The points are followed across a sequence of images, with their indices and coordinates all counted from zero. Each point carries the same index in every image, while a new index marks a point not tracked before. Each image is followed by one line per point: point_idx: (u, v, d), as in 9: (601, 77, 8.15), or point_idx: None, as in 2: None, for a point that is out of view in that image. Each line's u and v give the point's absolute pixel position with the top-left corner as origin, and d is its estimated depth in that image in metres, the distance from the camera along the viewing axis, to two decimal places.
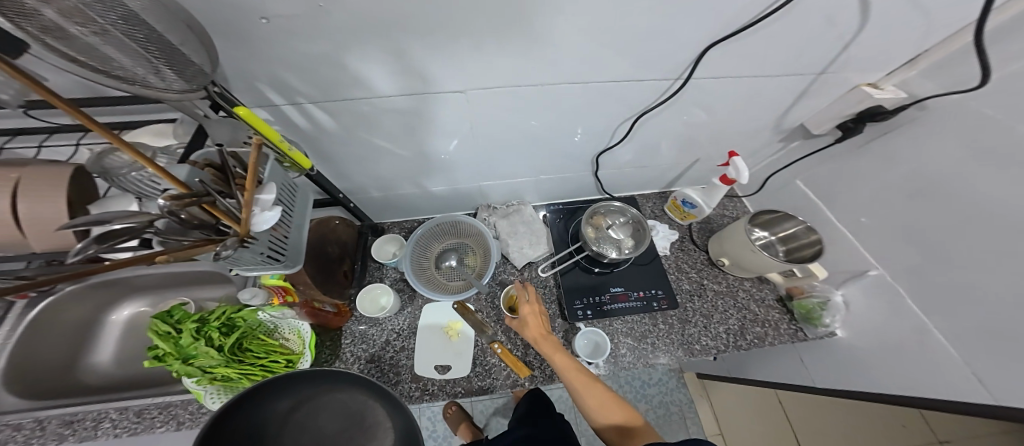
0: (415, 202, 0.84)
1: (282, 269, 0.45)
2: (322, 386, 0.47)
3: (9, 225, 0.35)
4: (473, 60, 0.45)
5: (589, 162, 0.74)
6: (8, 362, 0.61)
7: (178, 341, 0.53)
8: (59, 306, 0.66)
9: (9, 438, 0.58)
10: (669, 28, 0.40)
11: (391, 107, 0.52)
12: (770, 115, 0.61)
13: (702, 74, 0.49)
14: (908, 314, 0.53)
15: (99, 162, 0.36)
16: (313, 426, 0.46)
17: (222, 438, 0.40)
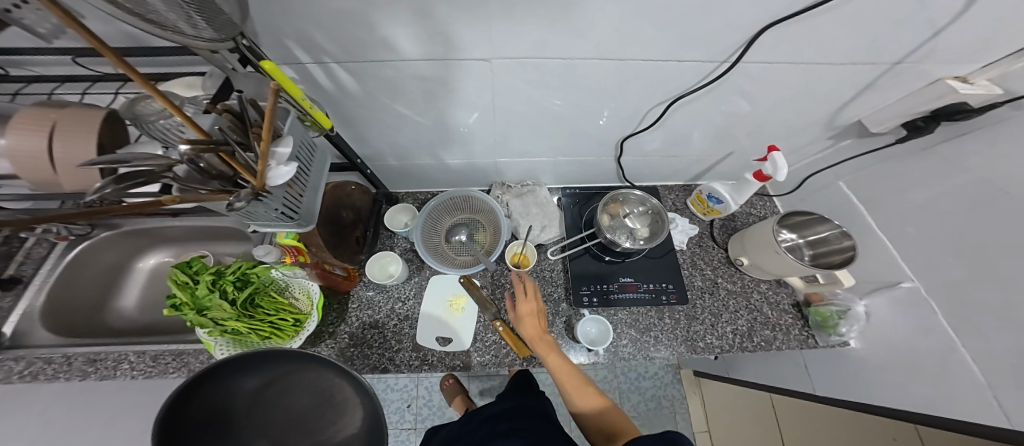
0: (431, 174, 0.83)
1: (293, 227, 0.45)
2: (287, 365, 0.46)
3: (45, 161, 0.37)
4: (501, 26, 0.41)
5: (614, 147, 0.70)
6: (47, 299, 0.63)
7: (194, 291, 0.54)
8: (95, 250, 0.69)
9: (37, 371, 0.58)
10: (725, 5, 0.36)
11: (412, 72, 0.50)
12: (824, 108, 0.56)
13: (755, 57, 0.44)
14: (938, 332, 0.51)
15: (131, 108, 0.32)
16: (281, 403, 0.46)
17: (185, 422, 0.40)
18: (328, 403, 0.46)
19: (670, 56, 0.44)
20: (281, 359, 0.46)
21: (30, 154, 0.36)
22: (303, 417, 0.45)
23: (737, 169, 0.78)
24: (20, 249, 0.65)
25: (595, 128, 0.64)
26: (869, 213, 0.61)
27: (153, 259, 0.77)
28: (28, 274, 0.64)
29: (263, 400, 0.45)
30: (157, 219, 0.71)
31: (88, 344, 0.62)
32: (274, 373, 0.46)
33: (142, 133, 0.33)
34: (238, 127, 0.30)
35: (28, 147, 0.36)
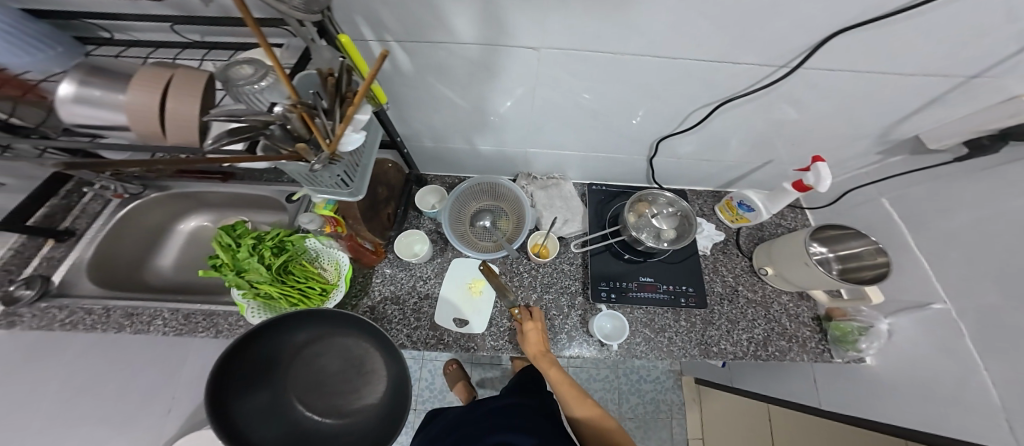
0: (462, 159, 0.84)
1: (345, 196, 0.45)
2: (332, 331, 0.57)
3: (149, 123, 0.28)
4: (559, 16, 0.41)
5: (648, 146, 0.69)
6: (94, 252, 0.66)
7: (235, 254, 0.59)
8: (142, 209, 0.72)
9: (79, 320, 0.61)
10: (797, 6, 0.35)
11: (462, 54, 0.50)
12: (882, 119, 0.55)
13: (819, 63, 0.43)
14: (962, 354, 0.50)
15: (224, 70, 0.33)
16: (319, 363, 0.57)
17: (248, 359, 0.50)
18: (357, 369, 0.57)
19: (722, 56, 0.43)
20: (327, 324, 0.56)
21: (131, 114, 0.27)
22: (335, 377, 0.57)
23: (774, 178, 0.76)
24: (78, 204, 0.69)
25: (628, 127, 0.64)
26: (908, 232, 0.59)
27: (194, 221, 0.80)
28: (83, 227, 0.68)
29: (305, 356, 0.56)
30: (205, 183, 0.74)
31: (128, 298, 0.65)
32: (321, 333, 0.57)
33: (231, 97, 0.34)
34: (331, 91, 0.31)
35: (140, 105, 0.27)
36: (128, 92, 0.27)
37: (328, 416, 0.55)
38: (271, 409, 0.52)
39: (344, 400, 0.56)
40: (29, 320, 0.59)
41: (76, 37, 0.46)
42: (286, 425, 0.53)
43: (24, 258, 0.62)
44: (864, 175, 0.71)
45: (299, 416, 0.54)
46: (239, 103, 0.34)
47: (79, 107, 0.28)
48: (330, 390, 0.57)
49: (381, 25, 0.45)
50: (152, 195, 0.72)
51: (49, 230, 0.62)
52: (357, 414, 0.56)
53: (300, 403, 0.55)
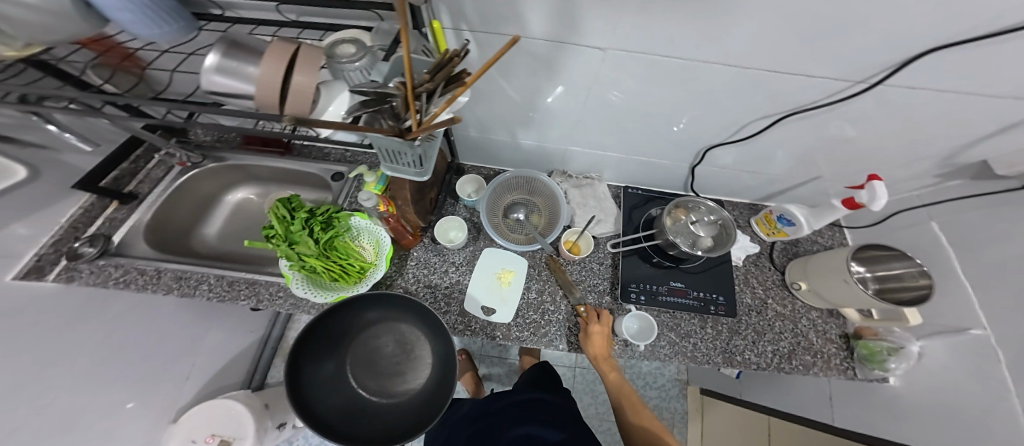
0: (502, 152, 0.86)
1: (414, 175, 0.49)
2: (390, 319, 0.71)
3: (274, 88, 0.33)
4: (634, 21, 0.42)
5: (693, 154, 0.70)
6: (152, 217, 0.73)
7: (287, 226, 0.63)
8: (200, 177, 0.80)
9: (132, 280, 0.64)
10: (892, 17, 0.35)
11: (529, 49, 0.52)
12: (944, 143, 0.55)
13: (899, 79, 0.43)
14: (993, 379, 0.50)
15: (330, 48, 0.41)
16: (375, 347, 0.71)
17: (327, 330, 0.65)
18: (405, 358, 0.72)
19: (795, 69, 0.44)
20: (389, 316, 0.71)
21: (260, 82, 0.33)
22: (386, 360, 0.71)
23: (817, 195, 0.77)
24: (144, 169, 0.77)
25: (669, 134, 0.66)
26: (955, 257, 0.58)
27: (241, 193, 0.88)
28: (145, 191, 0.75)
29: (365, 339, 0.71)
30: (257, 157, 0.81)
31: (179, 262, 0.68)
32: (382, 322, 0.71)
33: (334, 74, 0.41)
34: (445, 77, 0.35)
35: (271, 74, 0.33)
36: (259, 65, 0.33)
37: (376, 392, 0.69)
38: (333, 378, 0.67)
39: (390, 381, 0.70)
40: (86, 275, 0.63)
41: (192, 10, 0.47)
42: (343, 392, 0.67)
43: (89, 217, 0.74)
44: (917, 197, 0.69)
45: (353, 388, 0.69)
46: (338, 78, 0.40)
47: (219, 76, 0.32)
48: (380, 371, 0.71)
49: (463, 12, 0.46)
50: (210, 165, 0.80)
51: (113, 191, 0.69)
52: (399, 394, 0.70)
53: (355, 377, 0.69)
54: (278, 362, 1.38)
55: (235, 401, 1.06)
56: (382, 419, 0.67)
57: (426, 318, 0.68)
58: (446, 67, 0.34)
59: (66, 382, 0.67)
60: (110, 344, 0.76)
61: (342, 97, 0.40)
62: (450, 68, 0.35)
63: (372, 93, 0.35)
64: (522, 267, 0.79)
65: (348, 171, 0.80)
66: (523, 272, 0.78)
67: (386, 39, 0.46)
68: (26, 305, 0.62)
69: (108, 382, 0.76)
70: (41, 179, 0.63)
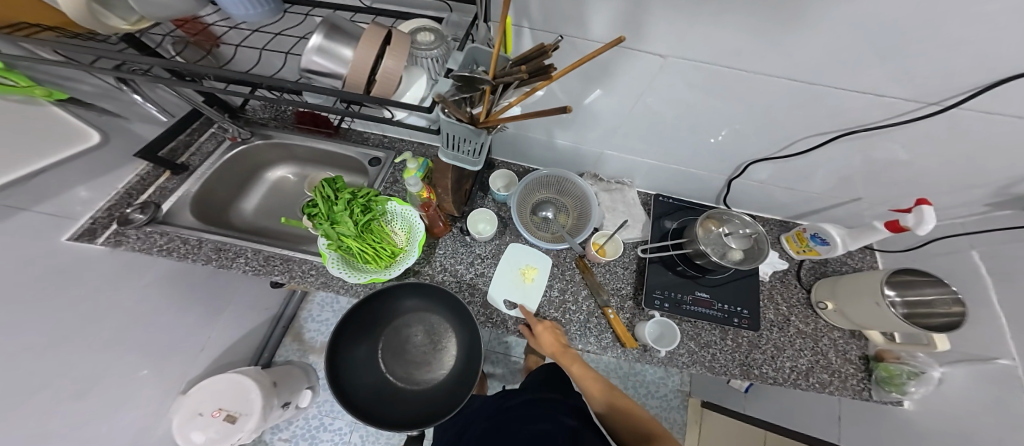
0: (537, 151, 0.87)
1: (470, 164, 0.52)
2: (421, 309, 0.77)
3: (364, 72, 0.35)
4: (702, 29, 0.42)
5: (734, 167, 0.71)
6: (201, 185, 0.80)
7: (329, 206, 0.68)
8: (249, 155, 0.87)
9: (176, 248, 0.70)
10: (976, 38, 0.35)
11: (586, 51, 0.52)
12: (1001, 175, 0.54)
13: (978, 104, 0.42)
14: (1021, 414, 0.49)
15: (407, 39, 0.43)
16: (405, 336, 0.77)
17: (367, 315, 0.71)
18: (432, 349, 0.77)
19: (868, 88, 0.44)
20: (421, 307, 0.76)
21: (355, 65, 0.35)
22: (414, 349, 0.77)
23: (852, 216, 0.77)
24: (196, 143, 0.83)
25: (705, 145, 0.67)
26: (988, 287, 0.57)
27: (280, 171, 0.95)
28: (195, 164, 0.81)
29: (396, 328, 0.77)
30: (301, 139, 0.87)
31: (220, 234, 0.73)
32: (414, 313, 0.77)
33: (410, 59, 0.42)
34: (533, 70, 0.37)
35: (364, 60, 0.35)
36: (356, 49, 0.35)
37: (402, 379, 0.75)
38: (365, 361, 0.73)
39: (416, 368, 0.76)
40: (134, 240, 0.70)
41: None
42: (374, 374, 0.74)
43: (143, 186, 0.77)
44: (960, 224, 0.66)
45: (382, 371, 0.75)
46: (414, 65, 0.42)
47: (319, 57, 0.35)
48: (408, 359, 0.77)
49: (531, 8, 0.47)
50: (257, 142, 0.87)
51: (169, 162, 0.75)
52: (424, 381, 0.76)
53: (384, 362, 0.75)
54: (288, 341, 1.39)
55: (245, 377, 1.05)
56: (406, 402, 0.74)
57: (458, 315, 0.74)
58: (536, 59, 0.36)
59: (95, 343, 0.70)
60: (137, 309, 0.78)
61: (420, 82, 0.42)
62: (539, 61, 0.36)
63: (460, 78, 0.37)
64: (546, 266, 0.79)
65: (384, 157, 0.83)
66: (546, 270, 0.78)
67: (454, 32, 0.49)
68: (70, 264, 0.64)
69: (127, 346, 0.77)
70: (107, 145, 0.68)
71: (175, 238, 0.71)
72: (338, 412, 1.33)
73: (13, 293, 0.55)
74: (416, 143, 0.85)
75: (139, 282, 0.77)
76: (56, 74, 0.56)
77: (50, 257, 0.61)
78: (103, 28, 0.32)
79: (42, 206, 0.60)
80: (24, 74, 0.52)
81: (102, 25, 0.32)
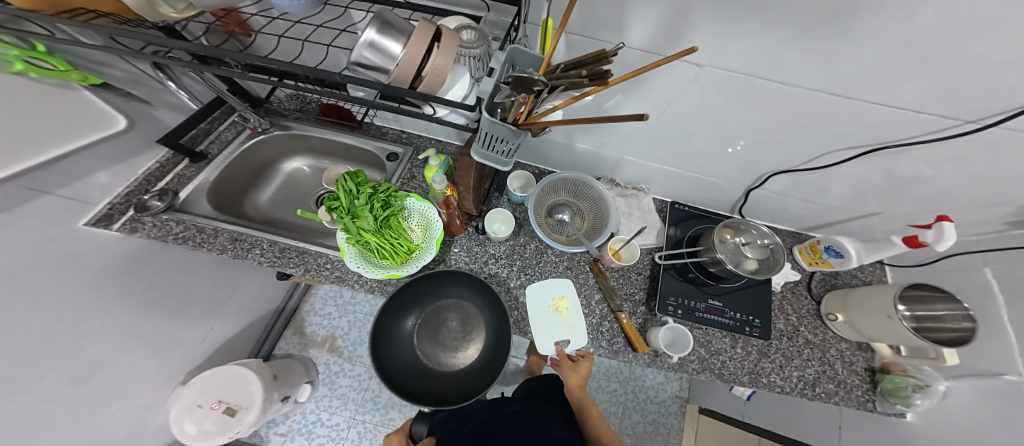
0: (555, 152, 0.86)
1: (500, 164, 0.51)
2: (464, 299, 0.77)
3: (412, 69, 0.35)
4: (743, 42, 0.43)
5: (755, 177, 0.72)
6: (215, 175, 0.79)
7: (349, 200, 0.69)
8: (262, 145, 0.86)
9: (192, 236, 0.69)
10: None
11: (622, 58, 0.52)
12: (1019, 196, 0.56)
13: (1014, 124, 0.43)
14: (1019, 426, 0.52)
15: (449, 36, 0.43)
16: (442, 319, 0.76)
17: (413, 290, 0.72)
18: (464, 337, 0.77)
19: (906, 104, 0.45)
20: (464, 296, 0.77)
21: (403, 63, 0.35)
22: (447, 334, 0.77)
23: (866, 230, 0.79)
24: (215, 131, 0.83)
25: (725, 155, 0.68)
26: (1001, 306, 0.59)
27: (294, 163, 0.94)
28: (213, 153, 0.81)
29: (435, 309, 0.77)
30: (319, 131, 0.86)
31: (236, 224, 0.72)
32: (455, 299, 0.77)
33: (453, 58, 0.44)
34: (590, 75, 0.38)
35: (413, 56, 0.35)
36: (404, 46, 0.35)
37: (428, 358, 0.75)
38: (399, 335, 0.73)
39: (445, 352, 0.76)
40: (149, 228, 0.69)
41: None
42: (405, 346, 0.74)
43: (161, 173, 0.76)
44: (974, 242, 0.67)
45: (412, 346, 0.75)
46: (456, 62, 0.43)
47: (369, 52, 0.35)
48: (439, 341, 0.76)
49: (575, 13, 0.47)
50: (276, 133, 0.86)
51: (188, 150, 0.75)
52: (447, 367, 0.75)
53: (417, 338, 0.75)
54: (289, 334, 1.38)
55: (247, 370, 1.04)
56: (428, 380, 0.74)
57: (497, 310, 0.74)
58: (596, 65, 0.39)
59: (101, 331, 0.68)
60: (141, 296, 0.76)
61: (463, 81, 0.42)
62: (596, 66, 0.40)
63: (513, 80, 0.40)
64: (571, 289, 0.75)
65: (402, 153, 0.83)
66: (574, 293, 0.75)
67: (491, 31, 0.50)
68: (82, 249, 0.63)
69: (132, 333, 0.76)
70: (129, 130, 0.68)
71: (190, 226, 0.70)
72: (335, 408, 1.31)
73: (26, 276, 0.54)
74: (435, 140, 0.85)
75: (148, 269, 0.77)
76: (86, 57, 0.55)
77: (65, 241, 0.60)
78: (147, 10, 0.34)
79: (61, 190, 0.59)
80: (58, 56, 0.52)
81: (150, 10, 0.35)
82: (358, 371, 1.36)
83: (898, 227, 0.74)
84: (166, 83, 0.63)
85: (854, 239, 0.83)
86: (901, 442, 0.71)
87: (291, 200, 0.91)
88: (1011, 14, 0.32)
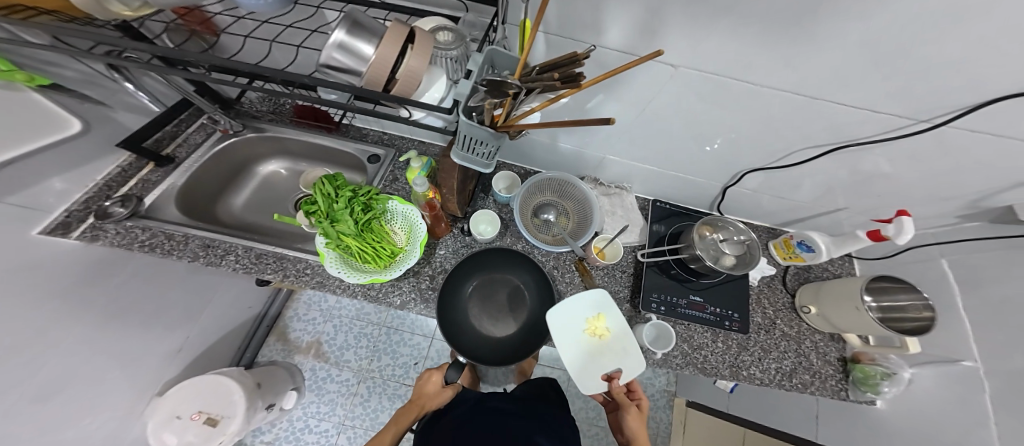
0: (539, 152, 0.86)
1: (481, 167, 0.51)
2: (518, 279, 0.78)
3: (387, 69, 0.35)
4: (714, 44, 0.44)
5: (731, 175, 0.74)
6: (186, 178, 0.77)
7: (329, 203, 0.68)
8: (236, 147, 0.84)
9: (160, 243, 0.66)
10: (966, 63, 0.38)
11: (599, 59, 0.53)
12: (970, 191, 0.59)
13: (963, 123, 0.46)
14: (975, 407, 0.56)
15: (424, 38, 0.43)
16: (497, 291, 0.77)
17: (483, 255, 0.76)
18: (511, 312, 0.77)
19: (866, 104, 0.47)
20: (523, 276, 0.78)
21: (376, 63, 0.34)
22: (499, 305, 0.77)
23: (835, 225, 0.82)
24: (183, 133, 0.80)
25: (703, 153, 0.70)
26: (960, 294, 0.62)
27: (271, 165, 0.92)
28: (181, 156, 0.78)
29: (493, 281, 0.78)
30: (296, 132, 0.84)
31: (207, 230, 0.69)
32: (514, 277, 0.78)
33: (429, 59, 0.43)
34: (564, 78, 0.38)
35: (386, 56, 0.34)
36: (378, 46, 0.34)
37: (477, 322, 0.75)
38: (457, 295, 0.73)
39: (490, 323, 0.75)
40: (112, 236, 0.66)
41: None
42: (462, 304, 0.74)
43: (125, 177, 0.72)
44: (932, 234, 0.71)
45: (466, 307, 0.75)
46: (433, 64, 0.43)
47: (339, 53, 0.34)
48: (490, 310, 0.76)
49: (550, 14, 0.47)
50: (249, 135, 0.84)
51: (153, 154, 0.72)
52: (486, 335, 0.74)
53: (472, 302, 0.76)
54: (271, 341, 1.34)
55: (226, 378, 1.00)
56: (472, 341, 0.73)
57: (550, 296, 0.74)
58: (568, 69, 0.39)
59: (64, 343, 0.65)
60: (106, 307, 0.73)
61: (439, 84, 0.42)
62: (570, 68, 0.40)
63: (487, 83, 0.39)
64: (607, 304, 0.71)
65: (383, 154, 0.82)
66: (609, 307, 0.71)
67: (469, 32, 0.50)
68: (38, 259, 0.60)
69: (97, 345, 0.72)
70: (87, 133, 0.64)
71: (158, 233, 0.67)
72: (323, 414, 1.28)
73: None
74: (417, 141, 0.84)
75: (113, 279, 0.73)
76: (34, 56, 0.52)
77: (18, 251, 0.57)
78: (96, 8, 0.33)
79: (12, 197, 0.56)
80: (4, 56, 0.49)
81: (100, 9, 0.34)
82: (345, 376, 1.33)
83: (864, 222, 0.77)
84: (124, 84, 0.61)
85: (825, 233, 0.86)
86: (873, 428, 0.74)
87: (269, 203, 0.89)
88: (955, 20, 0.34)
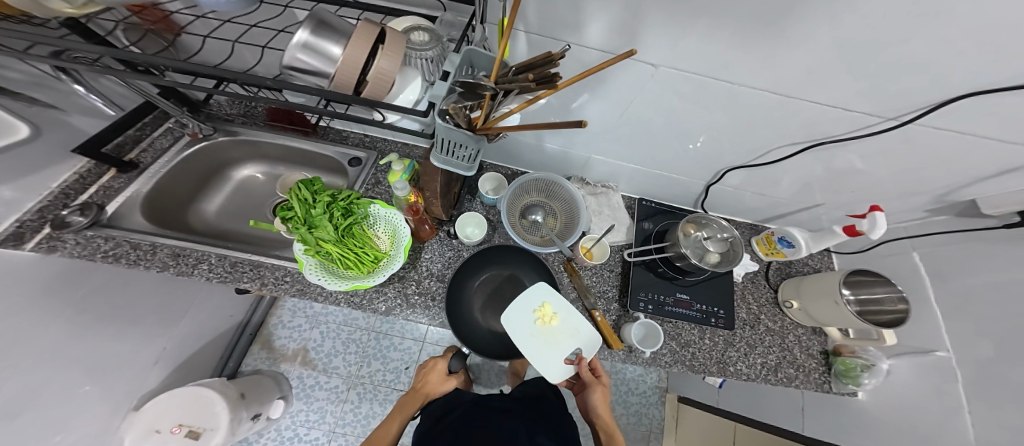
0: (525, 153, 0.86)
1: (462, 169, 0.49)
2: (523, 277, 0.79)
3: (355, 70, 0.33)
4: (691, 43, 0.44)
5: (714, 173, 0.75)
6: (155, 183, 0.74)
7: (307, 209, 0.65)
8: (208, 152, 0.81)
9: (125, 253, 0.63)
10: (929, 62, 0.39)
11: (579, 57, 0.52)
12: (939, 185, 0.61)
13: (930, 121, 0.47)
14: (949, 397, 0.57)
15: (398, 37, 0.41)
16: (501, 287, 0.78)
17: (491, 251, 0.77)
18: None
19: (837, 102, 0.48)
20: (528, 275, 0.78)
21: (343, 64, 0.33)
22: (501, 301, 0.77)
23: (815, 220, 0.84)
24: (148, 137, 0.76)
25: (687, 151, 0.70)
26: (932, 286, 0.64)
27: (247, 170, 0.89)
28: (147, 162, 0.75)
29: (497, 277, 0.78)
30: (272, 134, 0.82)
31: (178, 239, 0.66)
32: (519, 274, 0.79)
33: (404, 59, 0.42)
34: (540, 79, 0.38)
35: (354, 57, 0.33)
36: (345, 47, 0.33)
37: (482, 318, 0.75)
38: (462, 291, 0.73)
39: (495, 318, 0.76)
40: (72, 246, 0.63)
41: None
42: (466, 299, 0.74)
43: (83, 185, 0.69)
44: (905, 228, 0.73)
45: (472, 302, 0.75)
46: (408, 66, 0.42)
47: (304, 54, 0.32)
48: (494, 306, 0.76)
49: (528, 12, 0.46)
50: (222, 138, 0.81)
51: (114, 160, 0.69)
52: (490, 329, 0.75)
53: (477, 298, 0.76)
54: (256, 349, 1.30)
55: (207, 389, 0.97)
56: (476, 336, 0.72)
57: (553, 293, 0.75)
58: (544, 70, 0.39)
59: (28, 360, 0.61)
60: (71, 320, 0.69)
61: (414, 85, 0.41)
62: (545, 69, 0.39)
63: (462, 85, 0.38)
64: (547, 291, 0.71)
65: (365, 157, 0.80)
66: (552, 294, 0.71)
67: (448, 32, 0.48)
68: None
69: (65, 360, 0.68)
70: (39, 139, 0.61)
71: (123, 242, 0.64)
72: (313, 422, 1.25)
73: None
74: (399, 142, 0.82)
75: (74, 291, 0.69)
76: None
77: None
78: (36, 7, 0.31)
79: None
80: None
81: (38, 7, 0.32)
82: (334, 383, 1.30)
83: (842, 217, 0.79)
84: (74, 87, 0.58)
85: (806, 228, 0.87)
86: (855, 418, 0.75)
87: (246, 208, 0.87)
88: (918, 19, 0.34)
